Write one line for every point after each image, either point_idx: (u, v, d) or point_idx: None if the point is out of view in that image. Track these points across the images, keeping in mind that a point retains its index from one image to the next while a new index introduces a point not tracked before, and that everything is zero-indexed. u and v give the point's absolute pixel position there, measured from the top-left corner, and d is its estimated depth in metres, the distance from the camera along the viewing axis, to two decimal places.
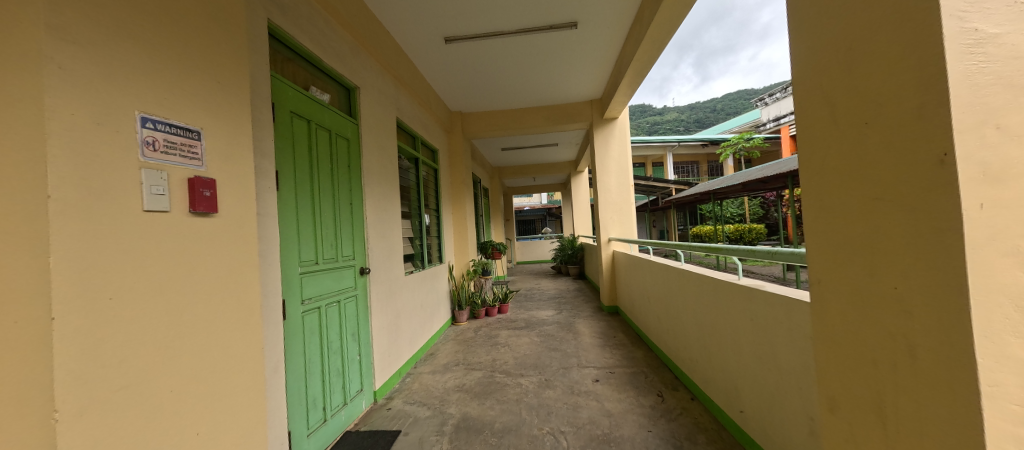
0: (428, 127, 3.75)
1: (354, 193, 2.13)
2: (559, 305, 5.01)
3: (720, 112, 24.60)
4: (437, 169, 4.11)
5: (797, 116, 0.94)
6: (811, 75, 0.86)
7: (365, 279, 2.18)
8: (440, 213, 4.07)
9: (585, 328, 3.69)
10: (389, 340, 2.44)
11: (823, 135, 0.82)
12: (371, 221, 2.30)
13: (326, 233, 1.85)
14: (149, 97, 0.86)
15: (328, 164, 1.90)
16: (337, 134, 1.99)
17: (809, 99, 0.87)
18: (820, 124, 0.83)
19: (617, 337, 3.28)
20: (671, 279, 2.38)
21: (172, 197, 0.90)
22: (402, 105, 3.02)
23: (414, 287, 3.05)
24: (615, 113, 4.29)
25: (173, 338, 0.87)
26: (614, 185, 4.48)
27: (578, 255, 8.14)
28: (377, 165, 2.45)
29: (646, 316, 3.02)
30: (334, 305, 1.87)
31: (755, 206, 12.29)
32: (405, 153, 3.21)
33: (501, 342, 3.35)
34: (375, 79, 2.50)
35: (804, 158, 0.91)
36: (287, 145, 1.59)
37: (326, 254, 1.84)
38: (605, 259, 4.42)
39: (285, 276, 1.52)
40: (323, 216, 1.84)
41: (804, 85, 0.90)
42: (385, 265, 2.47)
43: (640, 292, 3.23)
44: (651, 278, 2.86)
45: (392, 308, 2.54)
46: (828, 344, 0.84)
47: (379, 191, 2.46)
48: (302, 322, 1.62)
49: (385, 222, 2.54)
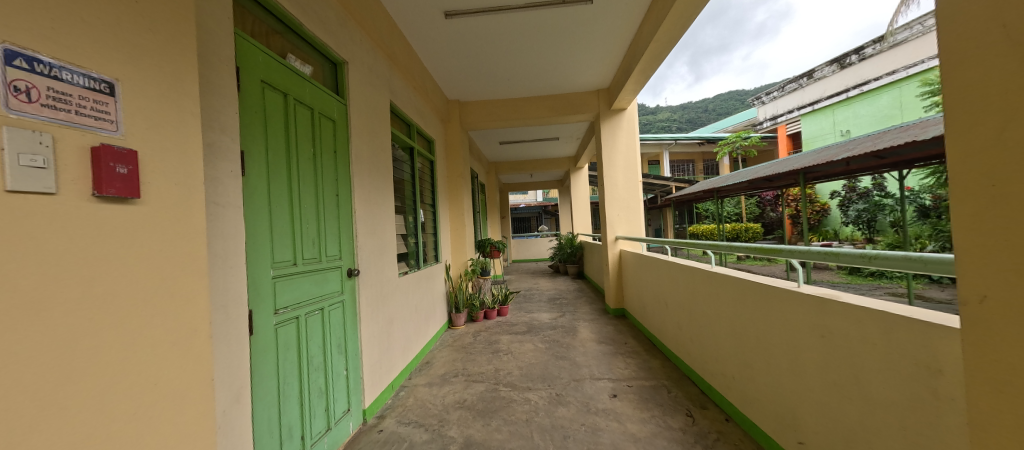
0: (425, 116, 3.46)
1: (341, 183, 1.85)
2: (560, 307, 4.78)
3: (712, 112, 24.72)
4: (433, 162, 3.82)
5: (962, 74, 0.70)
6: (1003, 15, 0.62)
7: (354, 282, 1.91)
8: (437, 209, 3.78)
9: (590, 333, 3.47)
10: (380, 350, 2.16)
11: (1018, 102, 0.60)
12: (361, 216, 2.02)
13: (307, 230, 1.56)
14: (25, 20, 0.57)
15: (310, 148, 1.62)
16: (320, 113, 1.70)
17: (993, 49, 0.64)
18: (1015, 86, 0.61)
19: (628, 344, 3.06)
20: (699, 282, 2.15)
21: (60, 173, 0.59)
22: (397, 88, 2.72)
23: (408, 290, 2.77)
24: (623, 104, 4.05)
25: (62, 382, 0.59)
26: (621, 180, 4.25)
27: (577, 254, 7.94)
28: (367, 151, 2.15)
29: (662, 322, 2.79)
30: (316, 313, 1.58)
31: (752, 206, 12.28)
32: (399, 142, 2.92)
33: (503, 349, 3.10)
34: (367, 54, 2.20)
35: (968, 136, 0.69)
36: (259, 121, 1.30)
37: (308, 254, 1.55)
38: (612, 259, 4.19)
39: (252, 282, 1.22)
40: (304, 208, 1.55)
41: (986, 28, 0.66)
42: (377, 266, 2.19)
43: (653, 296, 3.01)
44: (669, 280, 2.64)
45: (384, 313, 2.26)
46: (1008, 384, 0.63)
47: (370, 182, 2.18)
48: (276, 336, 1.33)
49: (377, 218, 2.25)
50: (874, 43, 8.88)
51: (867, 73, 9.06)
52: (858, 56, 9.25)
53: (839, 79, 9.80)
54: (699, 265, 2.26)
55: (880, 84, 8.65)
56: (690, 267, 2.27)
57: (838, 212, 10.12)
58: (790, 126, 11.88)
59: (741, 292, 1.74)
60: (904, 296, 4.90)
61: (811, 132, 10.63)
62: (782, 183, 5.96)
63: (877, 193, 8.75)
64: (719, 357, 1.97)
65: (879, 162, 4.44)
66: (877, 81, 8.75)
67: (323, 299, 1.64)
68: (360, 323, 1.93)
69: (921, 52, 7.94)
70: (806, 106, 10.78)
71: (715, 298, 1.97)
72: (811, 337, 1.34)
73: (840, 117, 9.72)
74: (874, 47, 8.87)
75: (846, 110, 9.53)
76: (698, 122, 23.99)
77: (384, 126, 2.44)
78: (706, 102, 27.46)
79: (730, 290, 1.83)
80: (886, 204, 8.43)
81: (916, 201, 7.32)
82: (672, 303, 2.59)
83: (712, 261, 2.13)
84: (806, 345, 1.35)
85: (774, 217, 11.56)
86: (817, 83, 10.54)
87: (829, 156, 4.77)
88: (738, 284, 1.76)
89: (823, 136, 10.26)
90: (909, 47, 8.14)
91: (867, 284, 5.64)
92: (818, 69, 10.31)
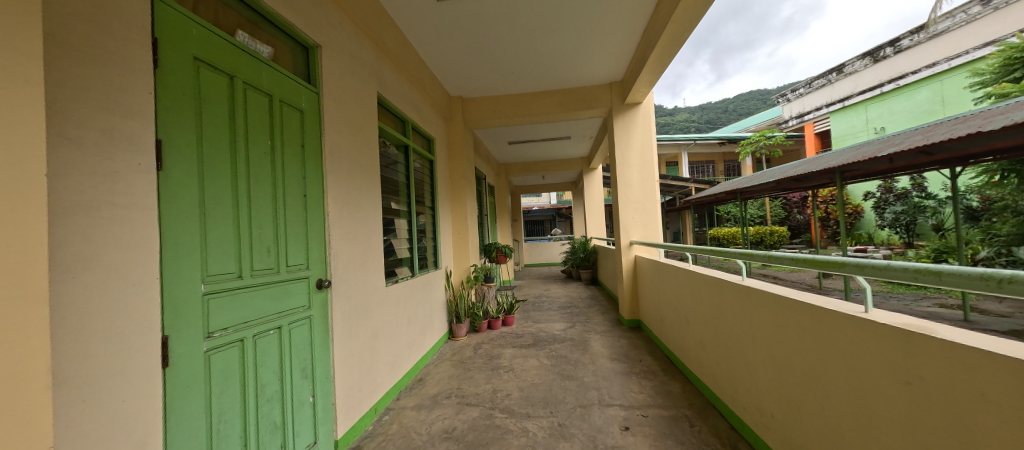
0: (422, 112, 3.24)
1: (310, 182, 1.62)
2: (570, 316, 4.45)
3: (733, 112, 23.78)
4: (433, 162, 3.60)
5: None
6: None
7: (325, 294, 1.68)
8: (436, 211, 3.55)
9: (601, 347, 3.13)
10: (360, 370, 1.92)
11: None
12: (336, 218, 1.79)
13: (259, 236, 1.34)
14: None
15: (267, 140, 1.41)
16: (283, 102, 1.49)
17: None
18: None
19: (644, 362, 2.70)
20: (727, 296, 1.81)
21: None
22: (387, 80, 2.50)
23: (399, 300, 2.52)
24: (638, 97, 3.73)
25: None
26: (636, 180, 3.91)
27: (590, 258, 7.57)
28: (348, 147, 1.93)
29: (682, 339, 2.43)
30: (269, 333, 1.36)
31: (777, 208, 11.55)
32: (391, 139, 2.70)
33: (503, 366, 2.80)
34: (349, 41, 1.99)
35: None
36: (189, 105, 1.09)
37: (258, 264, 1.33)
38: (626, 266, 3.85)
39: (170, 302, 1.01)
40: (255, 210, 1.33)
41: None
42: (358, 275, 1.97)
43: (672, 308, 2.65)
44: (690, 291, 2.30)
45: (366, 327, 2.02)
46: None
47: (350, 181, 1.96)
48: (207, 365, 1.11)
49: (359, 220, 2.03)
50: (911, 33, 8.14)
51: (902, 67, 8.37)
52: (892, 48, 8.51)
53: (872, 73, 9.10)
54: (728, 276, 1.93)
55: (919, 77, 7.98)
56: (716, 279, 1.94)
57: (872, 215, 9.32)
58: (817, 124, 11.05)
59: (781, 312, 1.40)
60: (956, 308, 4.31)
61: (842, 131, 9.87)
62: (813, 182, 5.43)
63: (917, 195, 8.08)
64: (752, 389, 1.61)
65: (928, 159, 3.91)
66: (914, 74, 8.06)
67: (281, 315, 1.42)
68: (331, 341, 1.70)
69: (964, 42, 7.32)
70: (836, 102, 10.05)
71: (749, 317, 1.62)
72: (875, 378, 1.00)
73: (874, 114, 9.00)
74: (911, 38, 8.12)
75: (881, 106, 8.81)
76: (717, 122, 23.10)
77: (370, 120, 2.22)
78: (726, 102, 26.44)
79: (767, 307, 1.49)
80: (926, 205, 7.77)
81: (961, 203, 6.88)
82: (693, 318, 2.25)
83: (744, 273, 1.79)
84: (867, 388, 1.02)
85: (800, 220, 10.94)
86: (847, 78, 9.83)
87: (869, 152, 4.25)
88: (778, 302, 1.42)
89: (855, 134, 9.52)
90: (951, 38, 7.50)
91: (911, 294, 5.06)
92: (849, 62, 9.60)
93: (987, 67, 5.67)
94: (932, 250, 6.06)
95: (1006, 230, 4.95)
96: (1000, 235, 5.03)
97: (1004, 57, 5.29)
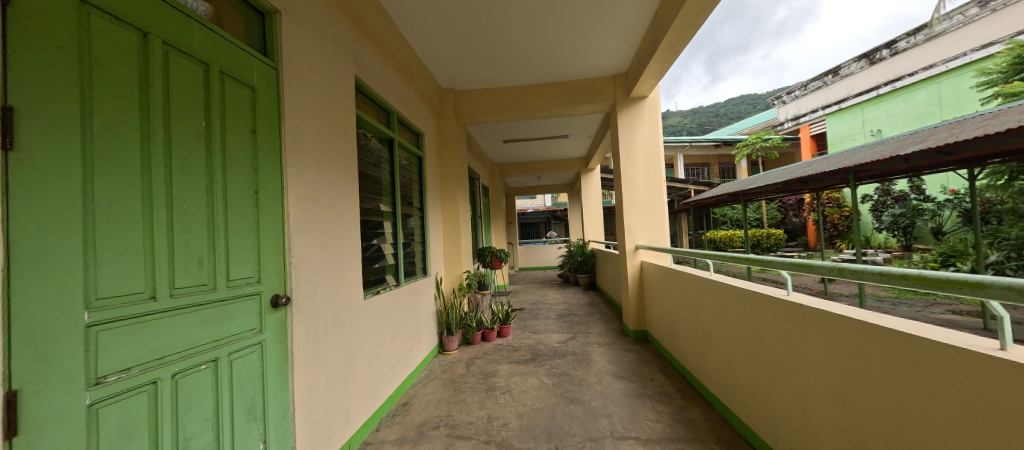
0: (410, 104, 2.95)
1: (263, 177, 1.32)
2: (570, 326, 4.15)
3: (724, 116, 23.98)
4: (423, 159, 3.30)
5: None
6: None
7: (283, 313, 1.37)
8: (426, 213, 3.25)
9: (608, 362, 2.85)
10: (329, 403, 1.61)
11: None
12: (300, 220, 1.49)
13: (186, 244, 1.03)
14: None
15: (202, 121, 1.10)
16: (226, 73, 1.19)
17: None
18: None
19: (657, 382, 2.41)
20: (767, 313, 1.54)
21: None
22: (367, 64, 2.19)
23: (380, 314, 2.20)
24: (644, 90, 3.48)
25: None
26: (642, 180, 3.64)
27: (588, 262, 7.31)
28: (315, 136, 1.63)
29: (702, 357, 2.16)
30: (200, 369, 1.05)
31: (773, 211, 11.45)
32: (373, 132, 2.40)
33: (498, 387, 2.48)
34: (320, 11, 1.69)
35: None
36: (73, 63, 0.79)
37: (182, 279, 1.02)
38: (632, 272, 3.57)
39: (24, 340, 0.70)
40: (182, 211, 1.02)
41: None
42: (328, 286, 1.66)
43: (687, 321, 2.38)
44: (710, 304, 2.03)
45: (338, 349, 1.70)
46: None
47: (319, 175, 1.65)
48: (91, 424, 0.80)
49: (330, 223, 1.72)
50: (908, 35, 8.03)
51: (899, 69, 8.25)
52: (889, 50, 8.42)
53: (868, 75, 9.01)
54: (763, 289, 1.66)
55: (916, 78, 7.88)
56: (750, 292, 1.65)
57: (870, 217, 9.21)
58: (813, 126, 10.96)
59: (852, 338, 1.12)
60: (971, 315, 4.10)
61: (838, 133, 9.77)
62: (820, 183, 5.23)
63: (915, 197, 8.01)
64: (804, 428, 1.33)
65: (942, 158, 3.72)
66: (911, 76, 7.98)
67: (218, 345, 1.11)
68: (291, 370, 1.39)
69: (962, 43, 7.19)
70: (831, 105, 9.94)
71: (801, 341, 1.34)
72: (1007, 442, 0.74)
73: (870, 116, 8.89)
74: (908, 39, 8.00)
75: (877, 108, 8.73)
76: (710, 125, 23.21)
77: (346, 107, 1.91)
78: (719, 105, 26.72)
79: (829, 330, 1.21)
80: (925, 208, 7.66)
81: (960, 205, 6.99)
82: (716, 334, 1.97)
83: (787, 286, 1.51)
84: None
85: (796, 222, 10.79)
86: (844, 80, 9.74)
87: (882, 152, 4.04)
88: (847, 325, 1.14)
89: (852, 136, 9.41)
90: (948, 40, 7.37)
91: (921, 301, 4.84)
92: (845, 65, 9.49)
93: (995, 66, 5.53)
94: (939, 253, 5.87)
95: (1015, 233, 4.77)
96: (1009, 239, 4.88)
97: (1014, 55, 5.10)
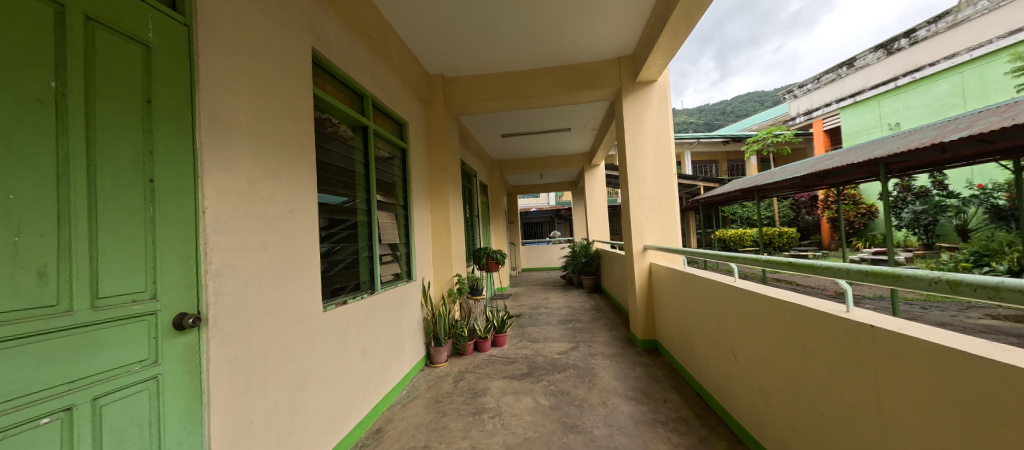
0: (390, 89, 2.64)
1: (161, 162, 1.01)
2: (572, 334, 3.81)
3: (729, 114, 23.56)
4: (406, 151, 2.99)
5: None
6: None
7: (193, 336, 1.07)
8: (410, 212, 2.95)
9: (612, 377, 2.51)
10: (267, 443, 1.30)
11: None
12: (224, 216, 1.19)
13: (15, 249, 0.73)
14: None
15: (50, 80, 0.80)
16: (96, 20, 0.89)
17: None
18: None
19: (671, 405, 2.05)
20: (819, 332, 1.19)
21: None
22: (328, 35, 1.88)
23: (347, 328, 1.89)
24: (652, 73, 3.14)
25: None
26: (651, 173, 3.29)
27: (592, 264, 6.96)
28: (248, 114, 1.32)
29: (725, 378, 1.81)
30: (36, 426, 0.74)
31: (785, 209, 10.97)
32: (342, 118, 2.11)
33: (487, 409, 2.15)
34: None
35: None
36: None
37: (3, 300, 0.71)
38: (639, 275, 3.22)
39: None
40: (5, 204, 0.71)
41: None
42: (267, 298, 1.35)
43: (706, 334, 2.04)
44: (737, 317, 1.69)
45: (283, 374, 1.40)
46: None
47: (255, 162, 1.35)
48: None
49: (271, 221, 1.41)
50: (928, 23, 7.45)
51: (918, 59, 7.74)
52: (908, 39, 7.89)
53: (885, 67, 8.50)
54: (813, 303, 1.31)
55: (937, 69, 7.36)
56: (800, 307, 1.29)
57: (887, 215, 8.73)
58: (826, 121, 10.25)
59: (956, 377, 0.78)
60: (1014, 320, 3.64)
61: (853, 127, 9.23)
62: (841, 177, 4.82)
63: (937, 193, 7.49)
64: None
65: (984, 149, 3.31)
66: (931, 66, 7.48)
67: (73, 390, 0.81)
68: (206, 409, 1.09)
69: (986, 31, 6.72)
70: (846, 98, 9.40)
71: (873, 375, 0.99)
72: None
73: (887, 109, 8.35)
74: (928, 28, 7.46)
75: (894, 100, 8.21)
76: (716, 123, 22.71)
77: (296, 83, 1.60)
78: (725, 104, 26.30)
79: (917, 363, 0.87)
80: (948, 204, 7.22)
81: (988, 201, 6.64)
82: (745, 353, 1.63)
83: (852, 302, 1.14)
84: None
85: (808, 220, 10.49)
86: (858, 72, 9.20)
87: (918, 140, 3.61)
88: (949, 358, 0.79)
89: (867, 130, 8.86)
90: (971, 28, 6.91)
91: (955, 305, 4.38)
92: (859, 56, 8.90)
93: None
94: (971, 252, 5.38)
95: None
96: None
97: None
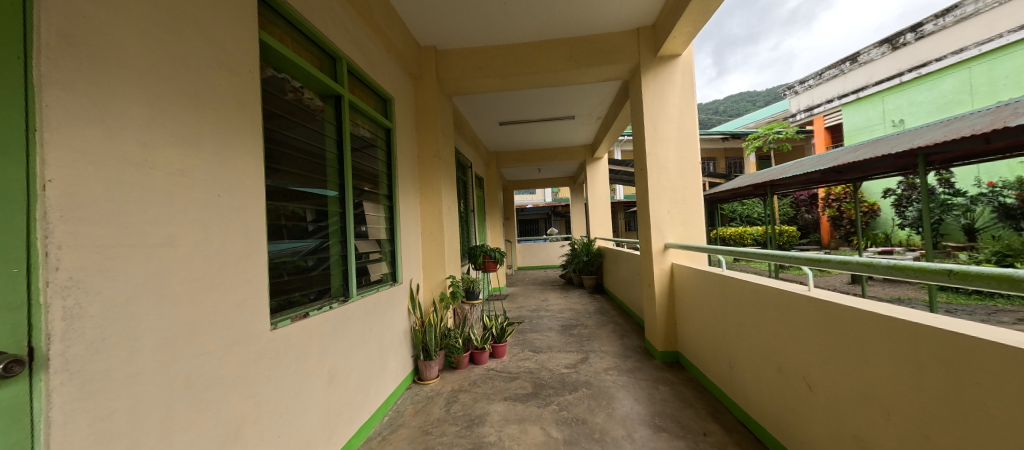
0: (371, 56, 2.22)
1: None
2: (579, 342, 3.43)
3: (724, 113, 23.37)
4: (392, 131, 2.57)
5: None
6: None
7: (23, 386, 0.65)
8: (397, 203, 2.54)
9: (633, 400, 2.13)
10: None
11: None
12: (90, 198, 0.77)
13: None
14: None
15: None
16: None
17: None
18: None
19: (713, 440, 1.69)
20: (978, 374, 0.82)
21: None
22: None
23: (308, 349, 1.48)
24: (676, 45, 2.74)
25: None
26: (673, 161, 2.91)
27: (594, 263, 6.60)
28: (145, 50, 0.90)
29: (792, 413, 1.44)
30: None
31: (787, 207, 10.74)
32: (309, 82, 1.70)
33: (487, 445, 1.76)
34: None
35: None
36: None
37: None
38: (659, 276, 2.84)
39: None
40: None
41: None
42: (175, 320, 0.94)
43: (757, 353, 1.67)
44: (813, 338, 1.33)
45: (203, 425, 1.00)
46: None
47: (157, 123, 0.93)
48: None
49: (188, 210, 1.00)
50: (935, 17, 7.09)
51: (924, 54, 7.37)
52: (914, 34, 7.50)
53: (889, 63, 8.08)
54: (955, 327, 0.93)
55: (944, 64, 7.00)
56: (939, 334, 0.91)
57: (890, 211, 8.39)
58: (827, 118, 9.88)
59: None
60: None
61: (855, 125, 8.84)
62: (859, 173, 4.50)
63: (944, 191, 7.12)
64: None
65: None
66: (938, 62, 7.11)
67: None
68: None
69: (998, 24, 6.30)
70: (848, 94, 9.07)
71: None
72: None
73: (892, 106, 8.02)
74: (935, 22, 7.08)
75: (899, 97, 7.88)
76: (712, 121, 22.46)
77: (228, 18, 1.16)
78: (717, 104, 26.19)
79: None
80: (954, 202, 6.84)
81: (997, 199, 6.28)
82: (827, 386, 1.26)
83: None
84: None
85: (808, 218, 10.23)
86: (862, 67, 8.79)
87: (960, 128, 3.25)
88: None
89: (870, 128, 8.52)
90: (981, 22, 6.54)
91: (983, 309, 4.05)
92: (864, 51, 8.54)
93: None
94: (992, 252, 4.94)
95: None
96: None
97: None
